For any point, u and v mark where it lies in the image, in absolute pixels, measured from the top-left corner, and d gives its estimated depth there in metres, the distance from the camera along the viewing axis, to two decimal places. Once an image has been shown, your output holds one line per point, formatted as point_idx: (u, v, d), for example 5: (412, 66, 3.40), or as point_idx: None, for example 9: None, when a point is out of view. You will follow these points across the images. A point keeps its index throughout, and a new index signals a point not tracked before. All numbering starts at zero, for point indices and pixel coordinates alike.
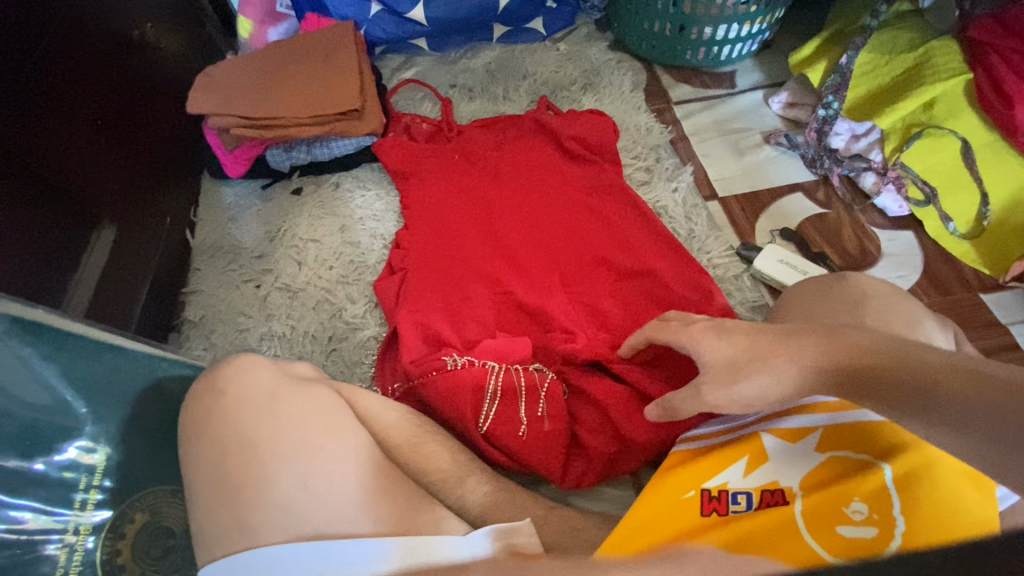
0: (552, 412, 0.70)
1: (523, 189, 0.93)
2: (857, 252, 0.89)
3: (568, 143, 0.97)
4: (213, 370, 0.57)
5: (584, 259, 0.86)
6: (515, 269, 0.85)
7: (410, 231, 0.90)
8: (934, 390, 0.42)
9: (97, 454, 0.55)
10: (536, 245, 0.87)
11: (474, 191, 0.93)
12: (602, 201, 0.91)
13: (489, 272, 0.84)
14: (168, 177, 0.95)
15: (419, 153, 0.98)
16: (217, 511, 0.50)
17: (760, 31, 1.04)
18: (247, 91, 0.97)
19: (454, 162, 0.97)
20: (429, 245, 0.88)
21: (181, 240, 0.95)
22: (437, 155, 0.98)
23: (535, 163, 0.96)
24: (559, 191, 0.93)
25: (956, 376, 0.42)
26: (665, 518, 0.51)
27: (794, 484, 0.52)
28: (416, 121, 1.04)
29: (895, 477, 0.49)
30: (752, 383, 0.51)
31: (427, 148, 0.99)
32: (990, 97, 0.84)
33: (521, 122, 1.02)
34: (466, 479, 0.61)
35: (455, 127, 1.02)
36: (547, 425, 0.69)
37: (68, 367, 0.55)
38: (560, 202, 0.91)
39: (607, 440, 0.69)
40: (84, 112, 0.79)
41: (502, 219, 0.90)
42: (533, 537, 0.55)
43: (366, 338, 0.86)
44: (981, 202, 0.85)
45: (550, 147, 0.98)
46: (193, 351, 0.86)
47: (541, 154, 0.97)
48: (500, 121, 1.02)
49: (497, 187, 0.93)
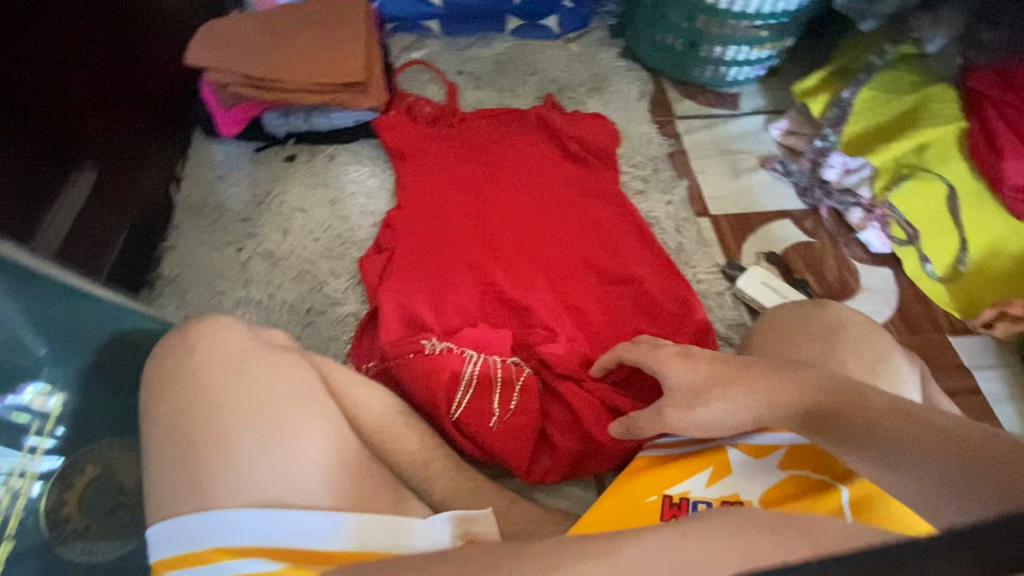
0: (523, 408, 0.70)
1: (519, 183, 0.93)
2: (838, 283, 0.90)
3: (569, 143, 0.97)
4: (187, 328, 0.56)
5: (573, 259, 0.86)
6: (503, 262, 0.85)
7: (401, 212, 0.89)
8: (883, 426, 0.44)
9: (52, 400, 0.54)
10: (527, 241, 0.87)
11: (471, 179, 0.93)
12: (597, 204, 0.92)
13: (477, 261, 0.84)
14: (158, 127, 0.93)
15: (420, 135, 0.98)
16: (175, 470, 0.49)
17: (768, 56, 1.05)
18: (251, 50, 0.95)
19: (454, 148, 0.96)
20: (419, 227, 0.87)
21: (165, 192, 0.93)
22: (437, 139, 0.97)
23: (535, 159, 0.96)
24: (555, 189, 0.93)
25: (899, 419, 0.43)
26: (625, 518, 0.52)
27: (754, 498, 0.52)
28: (420, 102, 1.03)
29: (851, 498, 0.50)
30: (716, 402, 0.52)
31: (428, 131, 0.98)
32: (983, 149, 0.87)
33: (525, 116, 1.01)
34: (430, 463, 0.61)
35: (458, 114, 1.01)
36: (519, 421, 0.69)
37: (31, 308, 0.52)
38: (555, 201, 0.91)
39: (576, 442, 0.70)
40: (79, 47, 0.77)
41: (496, 209, 0.90)
42: (492, 526, 0.56)
43: (344, 314, 0.84)
44: (960, 248, 0.87)
45: (552, 145, 0.98)
46: (165, 308, 0.84)
47: (541, 150, 0.97)
48: (504, 113, 1.02)
49: (494, 178, 0.93)
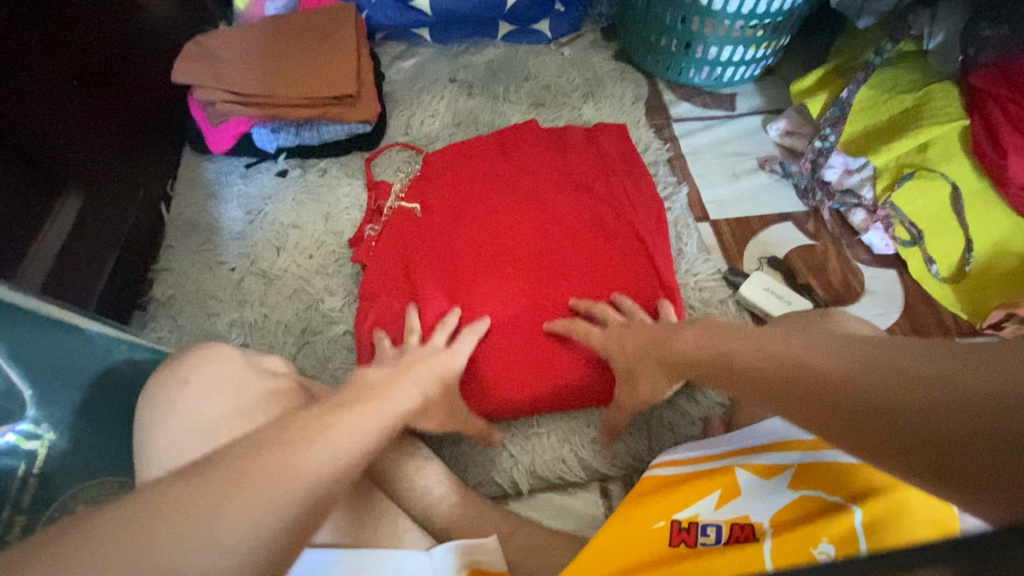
0: (503, 346, 0.75)
1: (529, 227, 0.85)
2: (841, 287, 0.88)
3: (574, 182, 0.90)
4: (179, 367, 0.56)
5: (562, 269, 0.81)
6: (483, 281, 0.80)
7: (382, 247, 0.85)
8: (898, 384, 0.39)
9: (40, 440, 0.53)
10: (520, 262, 0.82)
11: (480, 220, 0.86)
12: (615, 263, 0.82)
13: (463, 276, 0.81)
14: (146, 148, 0.91)
15: (429, 177, 0.92)
16: None
17: (765, 56, 1.04)
18: (239, 65, 0.94)
19: (448, 184, 0.91)
20: (420, 255, 0.83)
21: (155, 212, 0.91)
22: (447, 182, 0.91)
23: (542, 201, 0.88)
24: (572, 221, 0.86)
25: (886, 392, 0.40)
26: (633, 543, 0.51)
27: (765, 520, 0.50)
28: (394, 202, 0.90)
29: (864, 520, 0.47)
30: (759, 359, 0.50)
31: (420, 185, 0.91)
32: (987, 149, 0.82)
33: (561, 137, 0.97)
34: (432, 489, 0.60)
35: (457, 160, 0.94)
36: (501, 270, 0.81)
37: (15, 345, 0.52)
38: (557, 259, 0.82)
39: (539, 241, 0.84)
40: (61, 71, 0.75)
41: (493, 243, 0.84)
42: (498, 555, 0.54)
43: (339, 333, 0.83)
44: (965, 248, 0.85)
45: (558, 180, 0.90)
46: (157, 333, 0.82)
47: (561, 184, 0.90)
48: (521, 140, 0.96)
49: (508, 216, 0.86)
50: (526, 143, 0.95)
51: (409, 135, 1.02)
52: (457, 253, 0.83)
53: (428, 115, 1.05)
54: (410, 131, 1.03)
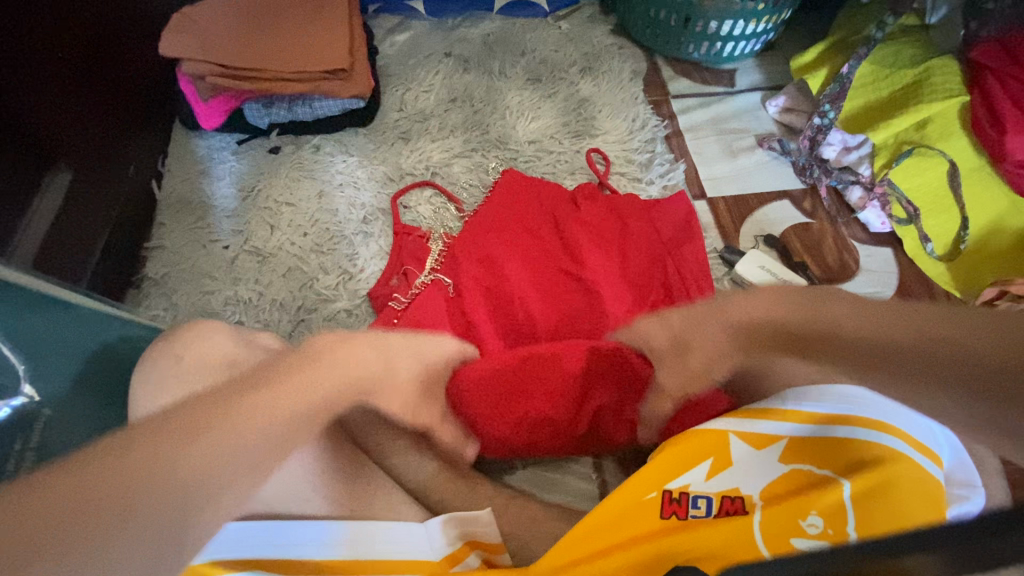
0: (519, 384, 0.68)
1: (577, 292, 0.80)
2: (836, 265, 0.89)
3: (620, 244, 0.84)
4: (171, 345, 0.56)
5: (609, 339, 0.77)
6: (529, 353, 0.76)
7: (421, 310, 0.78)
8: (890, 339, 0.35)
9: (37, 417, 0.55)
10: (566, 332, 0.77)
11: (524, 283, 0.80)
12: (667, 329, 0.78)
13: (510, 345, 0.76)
14: (132, 120, 0.88)
15: (468, 230, 0.86)
16: None
17: (765, 30, 1.02)
18: (227, 37, 0.91)
19: (488, 241, 0.84)
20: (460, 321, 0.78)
21: (146, 189, 0.90)
22: (487, 237, 0.85)
23: (587, 266, 0.81)
24: (623, 287, 0.81)
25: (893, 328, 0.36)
26: (626, 516, 0.51)
27: (754, 493, 0.51)
28: (427, 275, 0.83)
29: (852, 492, 0.49)
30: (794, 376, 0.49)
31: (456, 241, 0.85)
32: (987, 126, 0.82)
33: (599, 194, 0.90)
34: (424, 465, 0.61)
35: (495, 214, 0.87)
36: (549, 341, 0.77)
37: (8, 322, 0.53)
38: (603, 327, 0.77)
39: (581, 326, 0.77)
40: (45, 42, 0.73)
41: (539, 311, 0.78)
42: (492, 525, 0.56)
43: (336, 311, 0.83)
44: (961, 227, 0.85)
45: (608, 254, 0.83)
46: (152, 310, 0.82)
47: (609, 247, 0.84)
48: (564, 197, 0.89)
49: (554, 282, 0.81)
50: (581, 210, 0.87)
51: (403, 111, 1.01)
52: (498, 321, 0.78)
53: (423, 91, 1.03)
54: (405, 107, 1.01)
